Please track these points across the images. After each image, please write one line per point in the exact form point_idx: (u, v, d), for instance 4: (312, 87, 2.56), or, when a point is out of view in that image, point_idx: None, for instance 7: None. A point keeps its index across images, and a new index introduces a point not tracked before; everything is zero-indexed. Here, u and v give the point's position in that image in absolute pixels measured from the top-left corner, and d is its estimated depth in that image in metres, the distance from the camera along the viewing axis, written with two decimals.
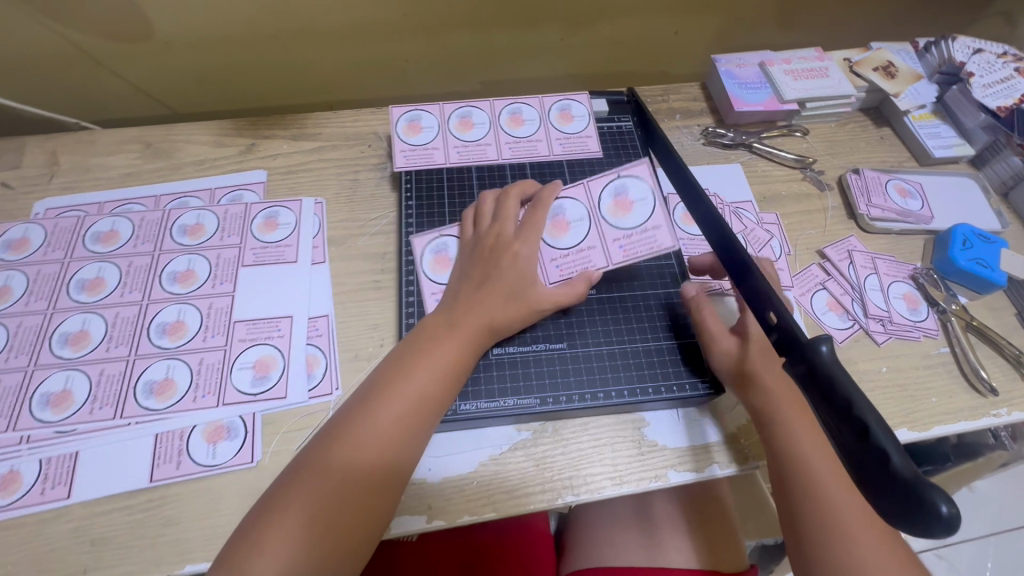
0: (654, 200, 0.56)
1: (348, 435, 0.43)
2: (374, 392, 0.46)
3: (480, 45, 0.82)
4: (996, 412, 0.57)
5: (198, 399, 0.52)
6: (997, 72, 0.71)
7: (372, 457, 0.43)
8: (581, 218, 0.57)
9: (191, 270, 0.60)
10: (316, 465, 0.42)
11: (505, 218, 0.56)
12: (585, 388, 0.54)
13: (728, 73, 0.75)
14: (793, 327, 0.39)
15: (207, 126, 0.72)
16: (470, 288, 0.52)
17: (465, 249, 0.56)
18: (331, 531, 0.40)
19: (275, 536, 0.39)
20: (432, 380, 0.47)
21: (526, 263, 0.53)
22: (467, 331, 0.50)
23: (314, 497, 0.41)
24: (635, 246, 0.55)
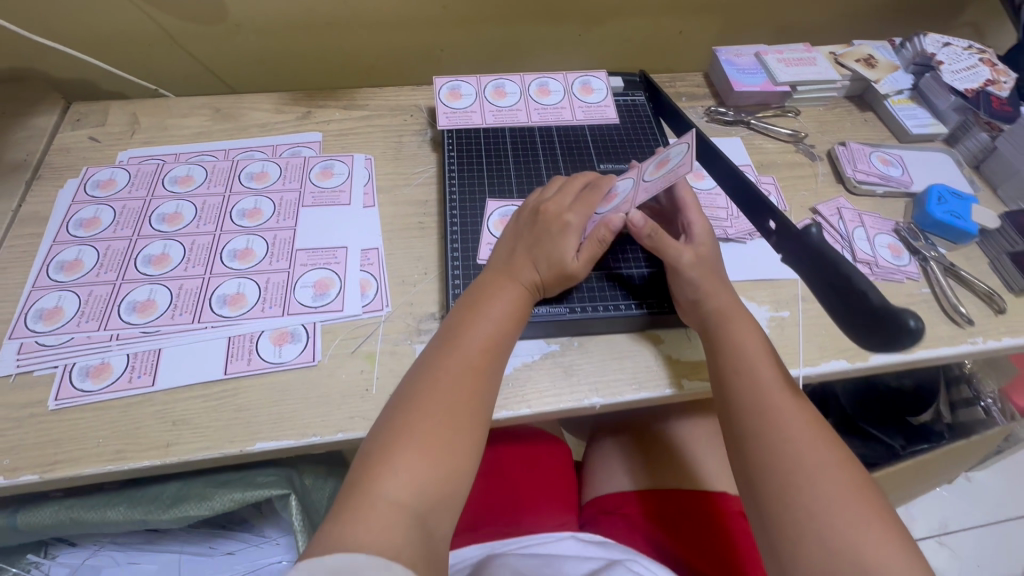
0: (682, 147, 0.56)
1: (437, 377, 0.49)
2: (449, 340, 0.52)
3: (507, 39, 0.93)
4: (973, 340, 0.63)
5: (265, 309, 0.59)
6: (963, 62, 0.81)
7: (465, 395, 0.49)
8: (626, 187, 0.61)
9: (258, 208, 0.68)
10: (416, 403, 0.47)
11: (559, 191, 0.62)
12: (607, 302, 0.61)
13: (728, 61, 0.85)
14: (788, 224, 0.47)
15: (268, 97, 0.81)
16: (525, 246, 0.58)
17: (519, 213, 0.62)
18: (443, 457, 0.45)
19: (398, 466, 0.44)
20: (501, 327, 0.53)
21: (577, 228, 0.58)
22: (525, 282, 0.56)
23: (422, 431, 0.46)
24: (658, 185, 0.55)
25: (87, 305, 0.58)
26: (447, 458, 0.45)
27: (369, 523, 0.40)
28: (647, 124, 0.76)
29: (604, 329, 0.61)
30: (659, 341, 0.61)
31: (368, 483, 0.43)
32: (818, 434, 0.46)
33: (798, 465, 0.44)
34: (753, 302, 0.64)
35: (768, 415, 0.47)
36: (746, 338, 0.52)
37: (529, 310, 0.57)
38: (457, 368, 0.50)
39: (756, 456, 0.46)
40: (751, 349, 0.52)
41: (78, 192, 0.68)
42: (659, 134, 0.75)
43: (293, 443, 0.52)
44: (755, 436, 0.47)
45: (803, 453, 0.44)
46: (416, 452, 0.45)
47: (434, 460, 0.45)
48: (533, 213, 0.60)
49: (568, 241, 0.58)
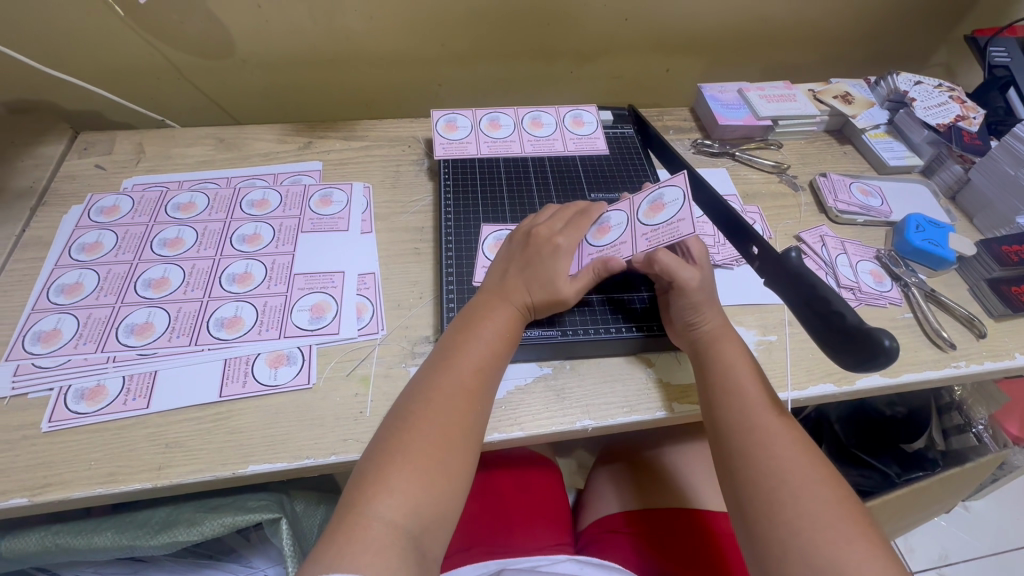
0: (683, 202, 0.59)
1: (431, 398, 0.50)
2: (442, 361, 0.53)
3: (502, 75, 0.97)
4: (957, 363, 0.65)
5: (262, 332, 0.60)
6: (935, 99, 0.85)
7: (458, 415, 0.49)
8: (621, 222, 0.62)
9: (258, 234, 0.69)
10: (410, 425, 0.48)
11: (550, 218, 0.64)
12: (598, 325, 0.62)
13: (713, 97, 0.89)
14: (770, 248, 0.49)
15: (271, 128, 0.84)
16: (515, 269, 0.60)
17: (512, 239, 0.64)
18: (436, 478, 0.46)
19: (392, 489, 0.44)
20: (493, 348, 0.54)
21: (566, 252, 0.60)
22: (516, 303, 0.58)
23: (416, 452, 0.46)
24: (661, 237, 0.58)
25: (85, 328, 0.59)
26: (441, 477, 0.46)
27: (363, 546, 0.41)
28: (636, 156, 0.79)
29: (596, 353, 0.62)
30: (650, 365, 0.62)
31: (363, 507, 0.43)
32: (803, 452, 0.47)
33: (786, 484, 0.44)
34: (742, 327, 0.66)
35: (753, 433, 0.48)
36: (736, 359, 0.54)
37: (520, 330, 0.57)
38: (450, 389, 0.50)
39: (745, 475, 0.47)
40: (740, 372, 0.53)
41: (82, 218, 0.69)
42: (648, 166, 0.78)
43: (286, 466, 0.52)
44: (742, 455, 0.48)
45: (789, 472, 0.45)
46: (411, 473, 0.45)
47: (429, 481, 0.45)
48: (524, 239, 0.62)
49: (558, 264, 0.59)
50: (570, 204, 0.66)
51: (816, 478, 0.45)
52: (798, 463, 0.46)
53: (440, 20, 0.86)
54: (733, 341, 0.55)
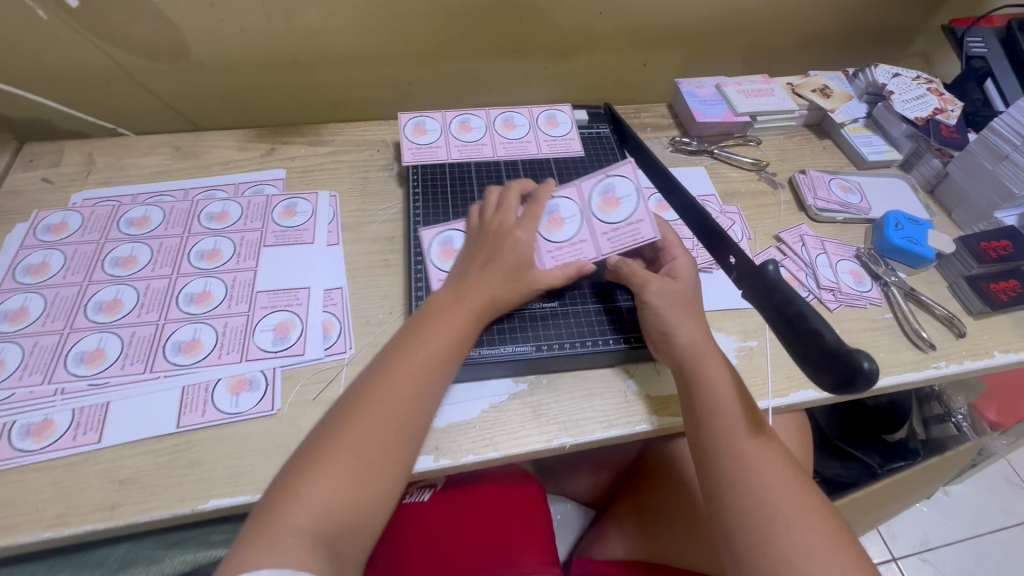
0: (636, 195, 0.62)
1: (369, 400, 0.48)
2: (388, 361, 0.51)
3: (474, 71, 0.94)
4: (936, 364, 0.64)
5: (222, 356, 0.57)
6: (912, 91, 0.84)
7: (392, 418, 0.48)
8: (574, 215, 0.63)
9: (217, 249, 0.66)
10: (339, 425, 0.47)
11: (505, 206, 0.62)
12: (574, 338, 0.60)
13: (690, 93, 0.87)
14: (748, 260, 0.47)
15: (232, 134, 0.80)
16: (477, 265, 0.58)
17: (467, 237, 0.61)
18: (359, 482, 0.45)
19: (314, 490, 0.43)
20: (440, 350, 0.52)
21: (529, 244, 0.59)
22: (473, 303, 0.55)
23: (345, 457, 0.45)
24: (622, 236, 0.60)
25: (31, 357, 0.55)
26: (363, 483, 0.45)
27: (273, 549, 0.40)
28: (613, 157, 0.77)
29: (573, 367, 0.60)
30: (629, 376, 0.60)
31: (281, 508, 0.43)
32: (794, 478, 0.46)
33: (776, 517, 0.44)
34: (722, 332, 0.64)
35: (741, 461, 0.47)
36: (719, 378, 0.51)
37: (475, 335, 0.55)
38: (390, 394, 0.49)
39: (733, 506, 0.45)
40: (724, 392, 0.50)
41: (26, 237, 0.65)
42: (624, 168, 0.76)
43: (249, 499, 0.50)
44: (731, 485, 0.46)
45: (778, 503, 0.44)
46: (334, 476, 0.44)
47: (351, 486, 0.45)
48: (481, 233, 0.60)
49: (520, 258, 0.58)
50: (515, 184, 0.64)
51: (804, 506, 0.44)
52: (787, 491, 0.45)
53: (407, 16, 0.83)
54: (716, 357, 0.53)
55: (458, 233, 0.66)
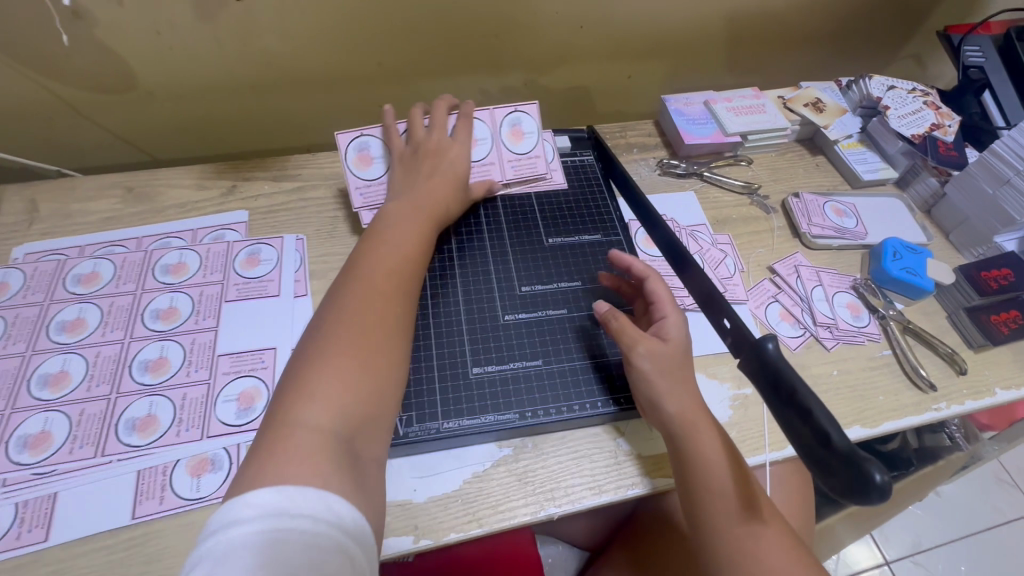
0: (536, 134, 0.72)
1: (352, 299, 0.48)
2: (354, 268, 0.51)
3: (449, 90, 0.88)
4: (937, 406, 0.62)
5: (181, 433, 0.53)
6: (908, 106, 0.80)
7: (379, 292, 0.49)
8: (485, 138, 0.70)
9: (174, 307, 0.61)
10: (327, 332, 0.46)
11: (433, 124, 0.65)
12: (560, 403, 0.56)
13: (678, 110, 0.83)
14: (744, 327, 0.44)
15: (189, 170, 0.74)
16: (418, 178, 0.61)
17: (395, 152, 0.65)
18: (367, 377, 0.44)
19: (324, 390, 0.42)
20: (407, 249, 0.54)
21: (459, 161, 0.64)
22: (429, 210, 0.59)
23: (342, 354, 0.44)
24: (523, 168, 0.71)
25: None
26: (371, 375, 0.44)
27: (288, 459, 0.38)
28: (597, 189, 0.74)
29: (560, 430, 0.56)
30: (620, 435, 0.57)
31: (290, 418, 0.40)
32: (798, 558, 0.46)
33: None
34: (715, 380, 0.61)
35: (745, 547, 0.46)
36: (714, 457, 0.48)
37: (433, 238, 0.58)
38: (373, 296, 0.49)
39: None
40: (720, 473, 0.48)
41: None
42: (610, 200, 0.73)
43: None
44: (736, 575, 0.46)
45: None
46: (342, 372, 0.43)
47: (361, 385, 0.43)
48: (413, 152, 0.64)
49: (460, 163, 0.64)
50: (442, 100, 0.67)
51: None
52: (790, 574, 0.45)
53: (374, 37, 0.77)
54: (709, 431, 0.50)
55: (373, 138, 0.69)
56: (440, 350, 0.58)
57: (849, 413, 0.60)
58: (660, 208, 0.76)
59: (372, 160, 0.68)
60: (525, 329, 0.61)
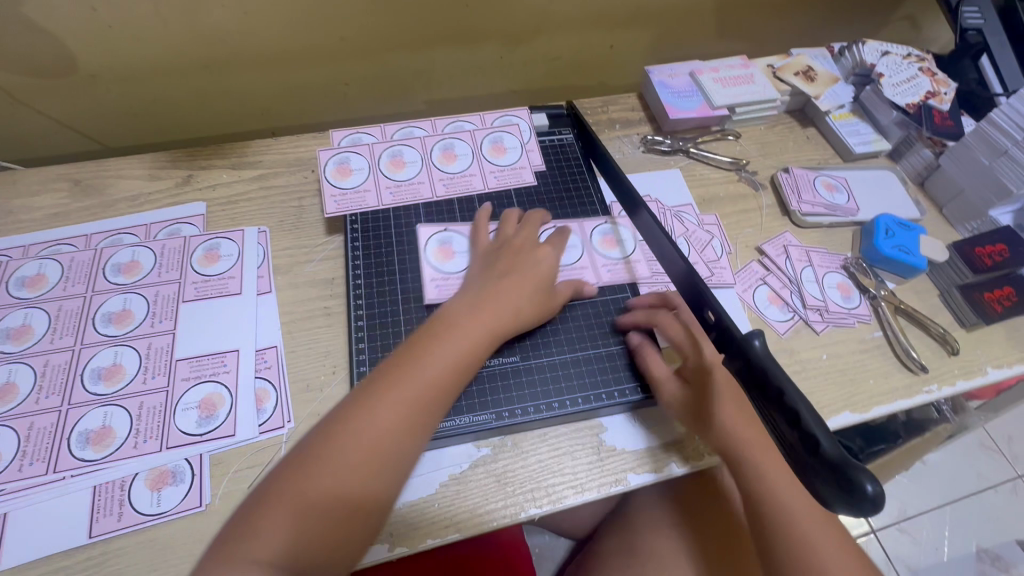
0: (520, 149, 0.69)
1: (385, 389, 0.44)
2: (418, 352, 0.47)
3: (420, 64, 0.83)
4: (928, 388, 0.60)
5: (139, 445, 0.50)
6: (903, 72, 0.77)
7: (410, 391, 0.45)
8: (576, 245, 0.65)
9: (128, 309, 0.57)
10: (349, 413, 0.43)
11: (522, 224, 0.62)
12: (537, 401, 0.55)
13: (662, 83, 0.78)
14: (729, 323, 0.42)
15: (140, 159, 0.69)
16: (494, 275, 0.55)
17: (479, 248, 0.60)
18: (365, 482, 0.41)
19: (315, 477, 0.40)
20: (467, 342, 0.49)
21: (549, 262, 0.58)
22: (506, 305, 0.53)
23: (354, 447, 0.41)
24: (506, 178, 0.67)
25: None
26: (370, 475, 0.41)
27: (256, 534, 0.38)
28: (577, 169, 0.70)
29: (538, 426, 0.54)
30: (603, 429, 0.55)
31: (279, 494, 0.39)
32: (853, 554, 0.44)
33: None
34: None
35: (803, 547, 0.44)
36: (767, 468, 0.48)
37: (519, 308, 0.54)
38: (412, 394, 0.45)
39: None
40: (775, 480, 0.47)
41: None
42: (590, 181, 0.70)
43: None
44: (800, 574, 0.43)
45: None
46: (343, 461, 0.41)
47: (355, 483, 0.41)
48: (499, 248, 0.59)
49: (548, 269, 0.58)
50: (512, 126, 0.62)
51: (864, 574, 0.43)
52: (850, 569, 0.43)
53: (333, 9, 0.71)
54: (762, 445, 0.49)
55: (355, 155, 0.66)
56: None
57: (839, 398, 0.59)
58: (644, 188, 0.72)
59: (352, 173, 0.65)
60: (548, 370, 0.57)
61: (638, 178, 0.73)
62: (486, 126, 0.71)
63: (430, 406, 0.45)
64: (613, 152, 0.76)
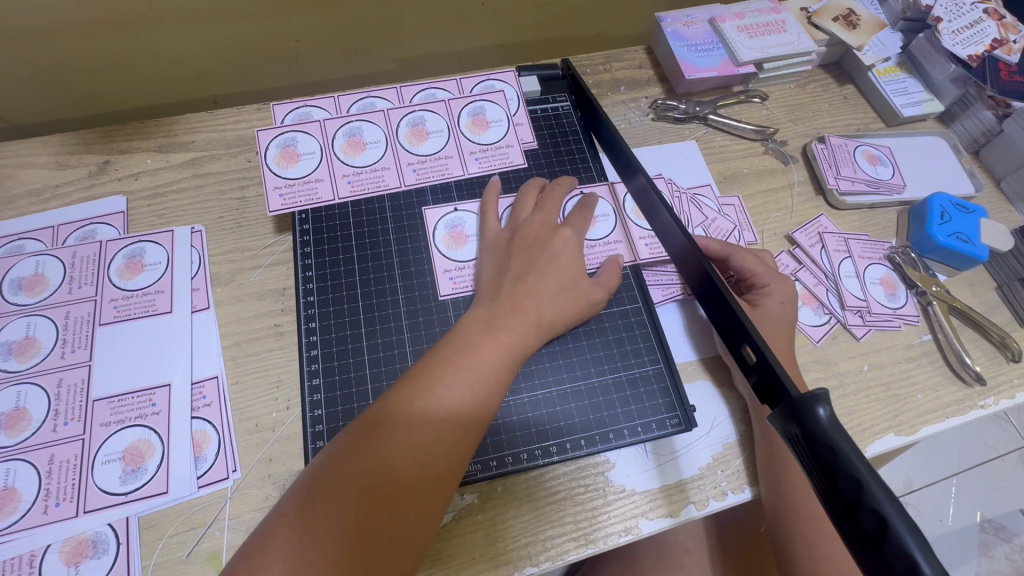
0: (507, 123, 0.57)
1: (460, 355, 0.41)
2: (470, 323, 0.44)
3: (385, 15, 0.69)
4: (984, 402, 0.52)
5: (50, 509, 0.41)
6: (965, 16, 0.63)
7: (489, 357, 0.41)
8: (607, 215, 0.55)
9: (32, 337, 0.47)
10: (417, 375, 0.40)
11: (542, 202, 0.52)
12: (531, 445, 0.46)
13: (676, 34, 0.65)
14: (779, 368, 0.32)
15: (44, 142, 0.57)
16: (508, 280, 0.46)
17: (489, 238, 0.50)
18: (433, 452, 0.37)
19: (383, 438, 0.37)
20: (528, 316, 0.44)
21: (571, 253, 0.49)
22: (528, 314, 0.44)
23: (429, 412, 0.38)
24: (490, 159, 0.56)
25: None
26: (438, 446, 0.38)
27: (308, 517, 0.34)
28: (574, 145, 0.59)
29: (532, 469, 0.45)
30: (609, 467, 0.46)
31: (343, 457, 0.36)
32: None
33: None
34: (724, 390, 0.50)
35: None
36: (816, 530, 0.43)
37: (556, 306, 0.46)
38: (472, 367, 0.41)
39: None
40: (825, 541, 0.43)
41: None
42: (591, 159, 0.58)
43: None
44: None
45: None
46: (412, 424, 0.38)
47: (422, 452, 0.37)
48: (509, 240, 0.49)
49: (572, 261, 0.48)
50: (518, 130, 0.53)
51: None
52: None
53: None
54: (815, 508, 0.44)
55: (304, 134, 0.54)
56: (378, 384, 0.47)
57: (883, 419, 0.50)
58: (654, 165, 0.61)
59: (301, 158, 0.53)
60: (570, 388, 0.48)
61: (647, 153, 0.62)
62: (464, 94, 0.59)
63: (503, 372, 0.42)
64: (618, 121, 0.64)
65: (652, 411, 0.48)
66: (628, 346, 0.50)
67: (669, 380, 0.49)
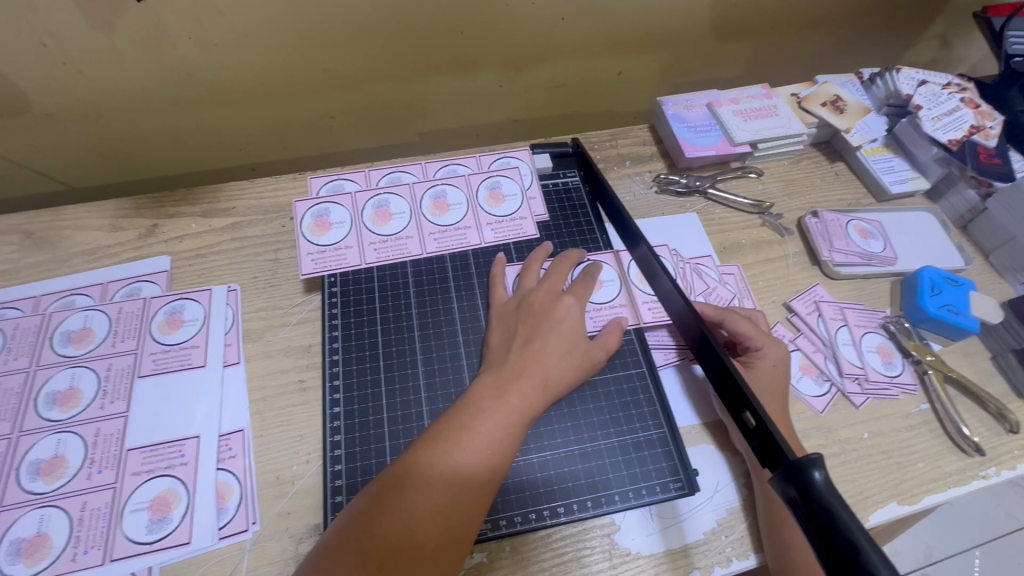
0: (521, 196, 0.62)
1: (473, 420, 0.43)
2: (475, 391, 0.46)
3: (411, 96, 0.76)
4: (985, 473, 0.53)
5: (78, 556, 0.43)
6: (943, 104, 0.69)
7: (504, 417, 0.44)
8: (612, 280, 0.59)
9: (75, 388, 0.50)
10: (430, 440, 0.43)
11: (548, 275, 0.55)
12: (527, 509, 0.47)
13: (677, 116, 0.71)
14: (778, 436, 0.34)
15: (100, 206, 0.62)
16: (516, 346, 0.49)
17: (497, 308, 0.54)
18: (457, 504, 0.40)
19: (404, 500, 0.39)
20: (532, 387, 0.47)
21: (574, 318, 0.52)
22: (536, 377, 0.47)
23: (447, 474, 0.41)
24: (505, 230, 0.60)
25: None
26: (466, 495, 0.40)
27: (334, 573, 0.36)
28: (583, 217, 0.64)
29: (528, 532, 0.46)
30: (615, 529, 0.47)
31: (385, 498, 0.39)
32: None
33: None
34: (724, 456, 0.52)
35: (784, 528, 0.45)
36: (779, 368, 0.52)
37: (566, 373, 0.49)
38: (483, 433, 0.43)
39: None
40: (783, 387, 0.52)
41: None
42: (598, 230, 0.63)
43: None
44: None
45: None
46: (430, 490, 0.40)
47: (442, 514, 0.39)
48: (517, 307, 0.53)
49: (574, 326, 0.51)
50: (541, 248, 0.58)
51: None
52: None
53: (314, 40, 0.65)
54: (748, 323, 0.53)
55: (336, 204, 0.60)
56: (395, 442, 0.49)
57: (886, 486, 0.51)
58: (658, 235, 0.65)
59: (333, 227, 0.58)
60: (573, 452, 0.50)
61: (650, 225, 0.66)
62: (482, 170, 0.64)
63: (513, 435, 0.44)
64: (623, 193, 0.69)
65: (655, 474, 0.49)
66: (632, 410, 0.52)
67: (670, 441, 0.51)
